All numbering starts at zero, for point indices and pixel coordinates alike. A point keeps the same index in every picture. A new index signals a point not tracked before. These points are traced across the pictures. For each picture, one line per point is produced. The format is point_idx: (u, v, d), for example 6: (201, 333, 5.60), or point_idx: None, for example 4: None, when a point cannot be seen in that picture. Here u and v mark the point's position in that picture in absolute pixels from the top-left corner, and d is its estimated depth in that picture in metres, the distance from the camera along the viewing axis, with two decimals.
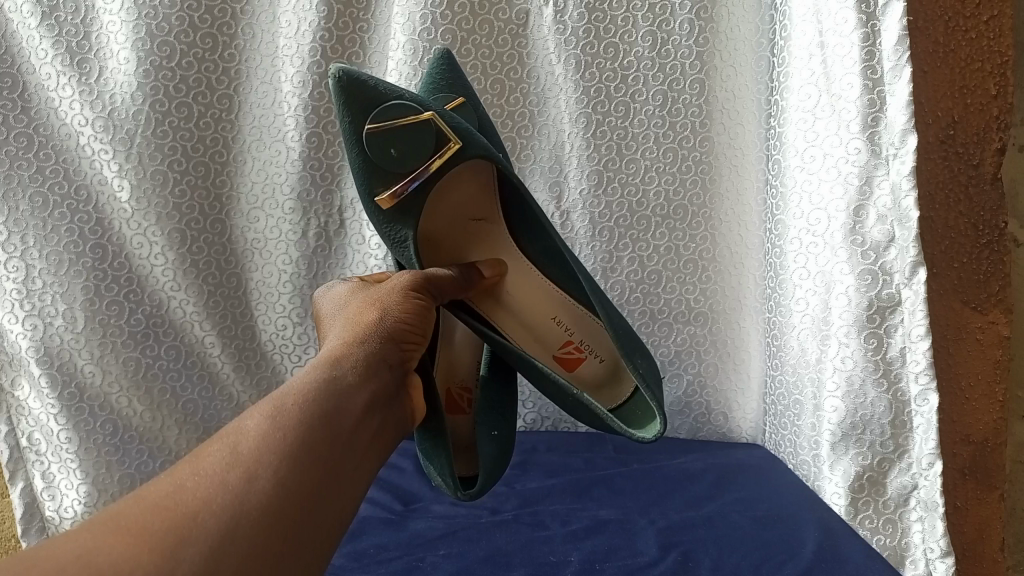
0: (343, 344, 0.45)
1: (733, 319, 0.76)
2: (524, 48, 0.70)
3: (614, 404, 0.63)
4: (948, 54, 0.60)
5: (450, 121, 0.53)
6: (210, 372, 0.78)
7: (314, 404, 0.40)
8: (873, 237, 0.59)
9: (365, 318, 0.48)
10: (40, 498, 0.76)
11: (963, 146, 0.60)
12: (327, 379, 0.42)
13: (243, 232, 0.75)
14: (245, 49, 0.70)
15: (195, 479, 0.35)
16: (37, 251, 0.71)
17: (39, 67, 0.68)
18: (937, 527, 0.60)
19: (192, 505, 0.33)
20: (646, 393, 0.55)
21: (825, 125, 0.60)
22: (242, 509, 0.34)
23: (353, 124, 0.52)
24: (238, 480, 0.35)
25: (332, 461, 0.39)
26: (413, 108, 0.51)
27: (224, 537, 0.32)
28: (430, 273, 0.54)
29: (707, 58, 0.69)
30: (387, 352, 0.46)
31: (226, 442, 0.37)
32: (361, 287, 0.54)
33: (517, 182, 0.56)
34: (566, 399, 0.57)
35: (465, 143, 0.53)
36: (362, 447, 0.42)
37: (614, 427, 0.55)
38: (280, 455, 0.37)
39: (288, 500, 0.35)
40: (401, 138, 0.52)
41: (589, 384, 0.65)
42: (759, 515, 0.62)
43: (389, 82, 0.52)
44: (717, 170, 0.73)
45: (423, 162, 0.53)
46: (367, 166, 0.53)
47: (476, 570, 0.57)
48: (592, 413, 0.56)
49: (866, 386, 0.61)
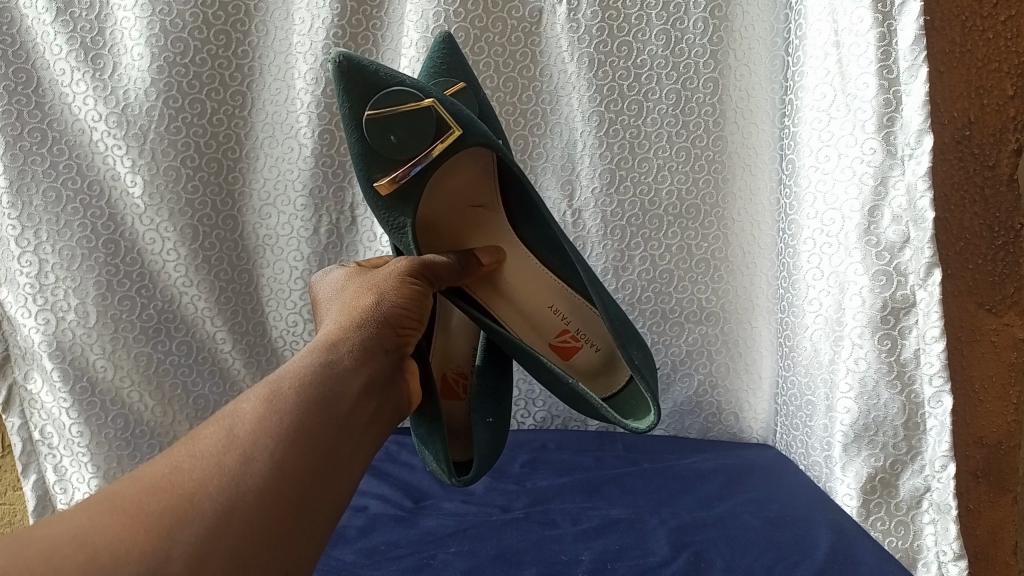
0: (341, 328, 0.45)
1: (744, 319, 0.76)
2: (537, 46, 0.70)
3: (607, 393, 0.62)
4: (966, 53, 0.59)
5: (451, 108, 0.53)
6: (221, 368, 0.78)
7: (310, 387, 0.40)
8: (887, 237, 0.58)
9: (362, 303, 0.47)
10: (52, 491, 0.77)
11: (978, 147, 0.60)
12: (323, 363, 0.42)
13: (255, 228, 0.75)
14: (259, 45, 0.70)
15: (191, 461, 0.35)
16: (50, 246, 0.71)
17: (52, 63, 0.68)
18: (950, 529, 0.60)
19: (188, 487, 0.33)
20: (642, 384, 0.55)
21: (840, 125, 0.60)
22: (238, 492, 0.34)
23: (353, 110, 0.52)
24: (234, 463, 0.35)
25: (330, 444, 0.39)
26: (414, 95, 0.51)
27: (219, 520, 0.32)
28: (426, 259, 0.53)
29: (721, 57, 0.69)
30: (383, 336, 0.46)
31: (223, 426, 0.37)
32: (357, 272, 0.54)
33: (516, 169, 0.56)
34: (561, 387, 0.57)
35: (466, 130, 0.53)
36: (360, 429, 0.41)
37: (609, 416, 0.55)
38: (276, 438, 0.37)
39: (285, 482, 0.35)
40: (402, 125, 0.51)
41: (585, 373, 0.64)
42: (771, 517, 0.62)
43: (390, 68, 0.52)
44: (730, 170, 0.72)
45: (424, 149, 0.52)
46: (367, 152, 0.53)
47: (487, 569, 0.57)
48: (587, 403, 0.56)
49: (879, 388, 0.61)
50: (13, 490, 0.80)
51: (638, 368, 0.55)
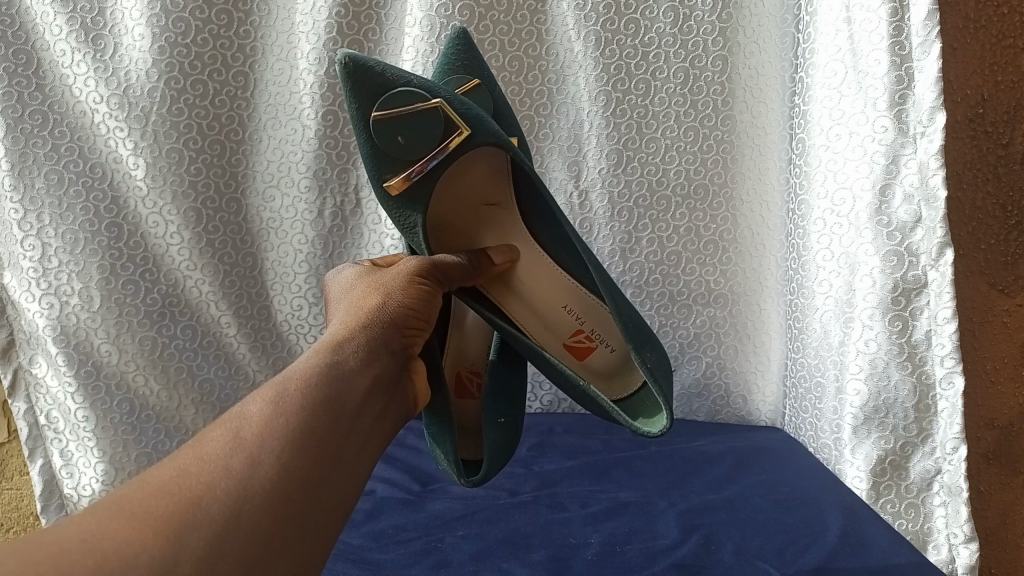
0: (346, 328, 0.45)
1: (754, 301, 0.75)
2: (543, 25, 0.69)
3: (620, 395, 0.61)
4: (979, 29, 0.58)
5: (460, 107, 0.51)
6: (226, 352, 0.77)
7: (315, 387, 0.39)
8: (899, 217, 0.57)
9: (368, 303, 0.47)
10: (59, 476, 0.77)
11: (991, 125, 0.59)
12: (329, 364, 0.41)
13: (259, 211, 0.74)
14: (261, 25, 0.69)
15: (198, 463, 0.34)
16: (52, 229, 0.71)
17: (52, 44, 0.67)
18: (961, 512, 0.59)
19: (195, 489, 0.33)
20: (654, 388, 0.53)
21: (851, 103, 0.59)
22: (245, 496, 0.33)
23: (360, 111, 0.51)
24: (241, 465, 0.34)
25: (336, 446, 0.38)
26: (422, 95, 0.50)
27: (226, 523, 0.32)
28: (437, 260, 0.53)
29: (729, 34, 0.68)
30: (389, 337, 0.45)
31: (230, 427, 0.37)
32: (367, 271, 0.53)
33: (527, 170, 0.55)
34: (572, 388, 0.56)
35: (476, 128, 0.52)
36: (366, 430, 0.41)
37: (618, 419, 0.53)
38: (283, 439, 0.36)
39: (292, 485, 0.35)
40: (410, 125, 0.50)
41: (598, 374, 0.63)
42: (781, 499, 0.61)
43: (397, 68, 0.51)
44: (738, 150, 0.71)
45: (433, 149, 0.51)
46: (376, 152, 0.52)
47: (496, 552, 0.56)
48: (598, 405, 0.54)
49: (889, 369, 0.60)
50: (18, 475, 0.81)
51: (650, 372, 0.53)
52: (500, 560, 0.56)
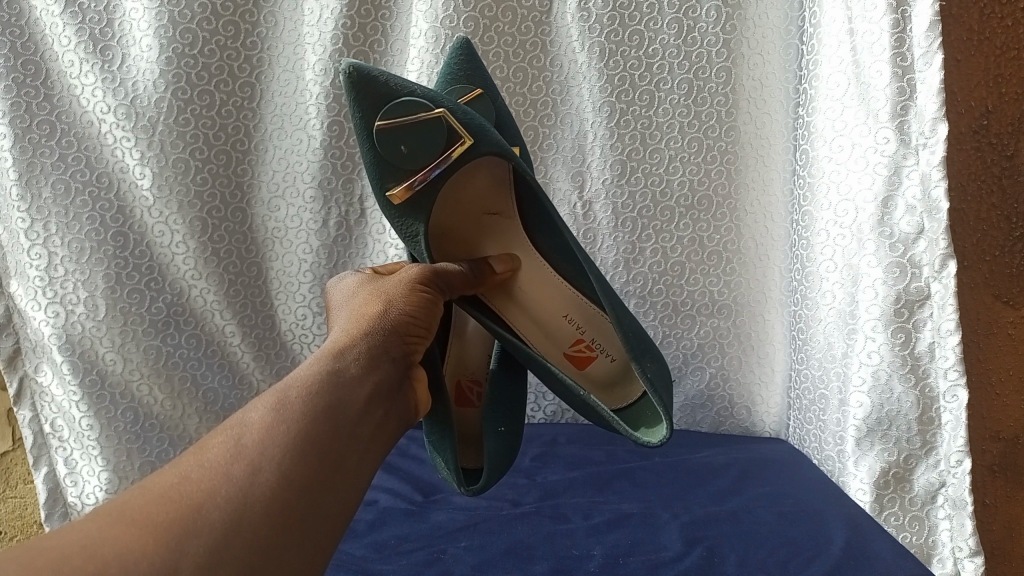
0: (347, 336, 0.45)
1: (758, 312, 0.75)
2: (547, 36, 0.69)
3: (619, 405, 0.60)
4: (983, 41, 0.58)
5: (463, 117, 0.52)
6: (230, 361, 0.78)
7: (316, 395, 0.39)
8: (901, 229, 0.57)
9: (370, 311, 0.47)
10: (63, 484, 0.77)
11: (995, 138, 0.59)
12: (330, 371, 0.41)
13: (264, 221, 0.75)
14: (267, 37, 0.69)
15: (199, 470, 0.35)
16: (59, 238, 0.71)
17: (61, 54, 0.68)
18: (966, 526, 0.59)
19: (195, 497, 0.33)
20: (654, 397, 0.53)
21: (854, 115, 0.59)
22: (245, 502, 0.33)
23: (364, 119, 0.51)
24: (241, 473, 0.34)
25: (336, 453, 0.38)
26: (425, 104, 0.50)
27: (226, 530, 0.32)
28: (438, 267, 0.53)
29: (733, 45, 0.68)
30: (389, 345, 0.45)
31: (231, 435, 0.37)
32: (370, 278, 0.53)
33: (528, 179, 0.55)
34: (572, 396, 0.56)
35: (479, 138, 0.52)
36: (367, 438, 0.41)
37: (618, 428, 0.53)
38: (283, 447, 0.36)
39: (292, 491, 0.35)
40: (414, 134, 0.50)
41: (598, 383, 0.63)
42: (785, 511, 0.61)
43: (401, 77, 0.51)
44: (742, 161, 0.71)
45: (436, 158, 0.52)
46: (380, 160, 0.52)
47: (498, 563, 0.56)
48: (598, 413, 0.54)
49: (892, 382, 0.60)
50: (24, 483, 0.81)
51: (649, 381, 0.53)
52: (502, 572, 0.55)
